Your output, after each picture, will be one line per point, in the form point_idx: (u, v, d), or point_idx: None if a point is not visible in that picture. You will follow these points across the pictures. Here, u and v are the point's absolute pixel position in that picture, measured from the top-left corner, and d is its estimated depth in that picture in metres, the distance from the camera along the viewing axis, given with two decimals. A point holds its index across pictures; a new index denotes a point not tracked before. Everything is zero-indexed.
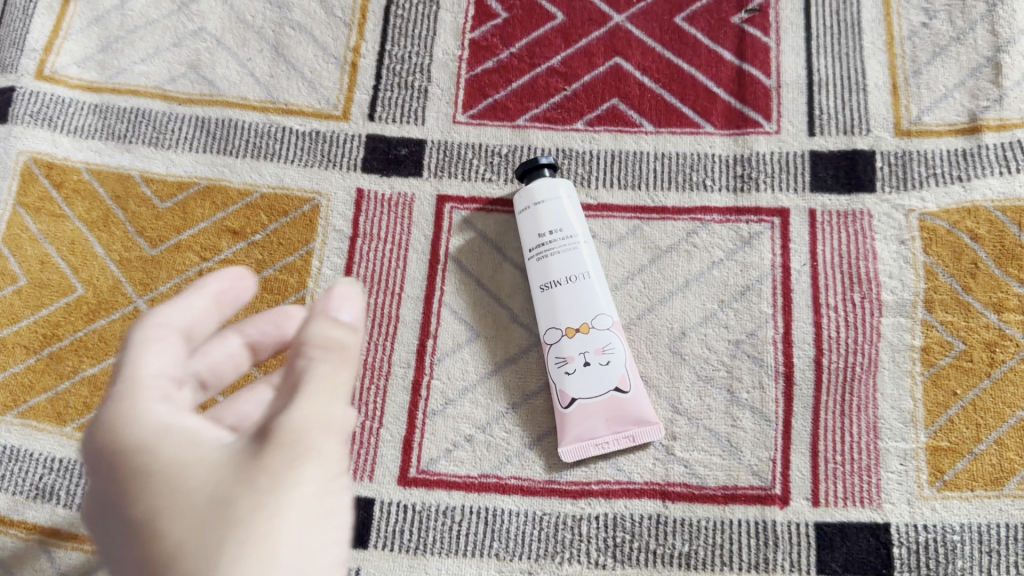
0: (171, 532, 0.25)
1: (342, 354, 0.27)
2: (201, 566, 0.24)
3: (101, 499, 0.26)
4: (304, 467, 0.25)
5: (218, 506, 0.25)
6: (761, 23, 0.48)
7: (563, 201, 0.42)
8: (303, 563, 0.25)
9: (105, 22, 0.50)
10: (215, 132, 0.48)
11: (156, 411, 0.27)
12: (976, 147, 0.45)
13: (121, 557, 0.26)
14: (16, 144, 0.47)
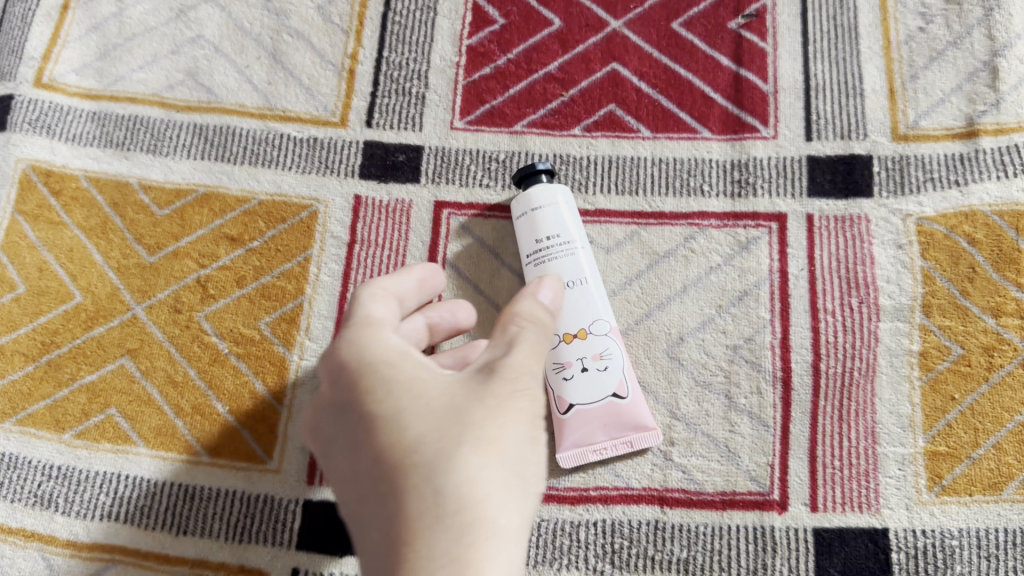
0: (404, 427, 0.29)
1: (544, 326, 0.33)
2: (443, 451, 0.28)
3: (338, 403, 0.31)
4: (524, 395, 0.30)
5: (451, 411, 0.29)
6: (758, 28, 0.48)
7: (562, 207, 0.42)
8: (518, 469, 0.29)
9: (103, 29, 0.51)
10: (213, 139, 0.48)
11: (392, 340, 0.32)
12: (973, 151, 0.45)
13: (351, 450, 0.30)
14: (15, 152, 0.48)
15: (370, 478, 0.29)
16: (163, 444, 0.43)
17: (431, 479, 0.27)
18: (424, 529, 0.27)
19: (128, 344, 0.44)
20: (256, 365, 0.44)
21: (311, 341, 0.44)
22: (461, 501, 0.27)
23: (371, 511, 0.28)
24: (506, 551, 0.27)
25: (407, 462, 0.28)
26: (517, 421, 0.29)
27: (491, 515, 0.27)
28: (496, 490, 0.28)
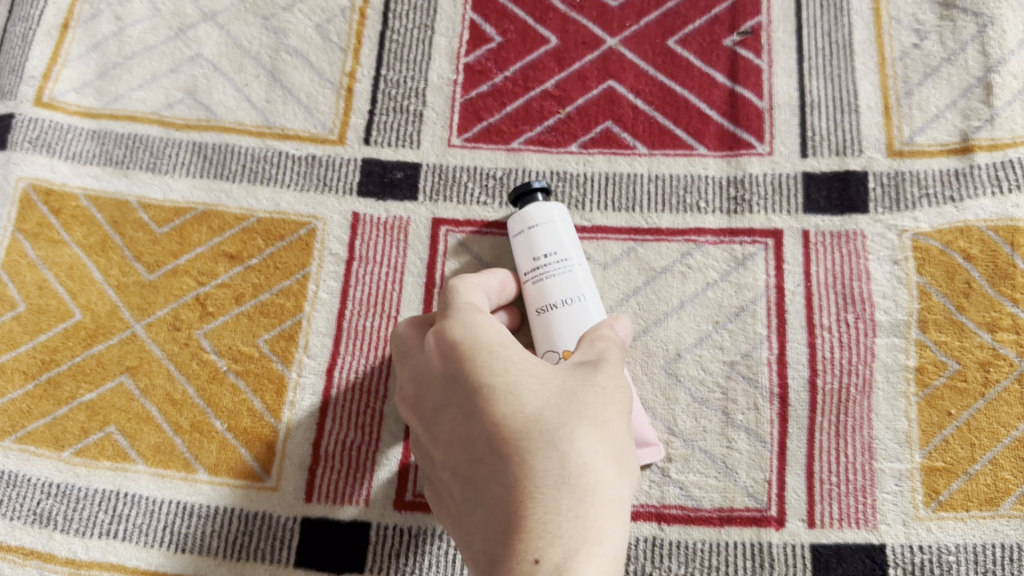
0: (522, 400, 0.31)
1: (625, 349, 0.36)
2: (564, 424, 0.30)
3: (448, 375, 0.32)
4: (624, 388, 0.33)
5: (562, 391, 0.32)
6: (753, 45, 0.49)
7: (558, 226, 0.42)
8: (624, 448, 0.32)
9: (102, 48, 0.51)
10: (212, 157, 0.48)
11: (496, 329, 0.34)
12: (968, 167, 0.45)
13: (465, 418, 0.31)
14: (15, 170, 0.48)
15: (488, 443, 0.30)
16: (162, 461, 0.43)
17: (553, 448, 0.30)
18: (552, 494, 0.29)
19: (128, 362, 0.44)
20: (255, 383, 0.44)
21: (309, 358, 0.44)
22: (581, 470, 0.30)
23: (487, 473, 0.30)
24: (616, 518, 0.30)
25: (531, 431, 0.30)
26: (622, 409, 0.32)
27: (607, 485, 0.30)
28: (609, 464, 0.31)
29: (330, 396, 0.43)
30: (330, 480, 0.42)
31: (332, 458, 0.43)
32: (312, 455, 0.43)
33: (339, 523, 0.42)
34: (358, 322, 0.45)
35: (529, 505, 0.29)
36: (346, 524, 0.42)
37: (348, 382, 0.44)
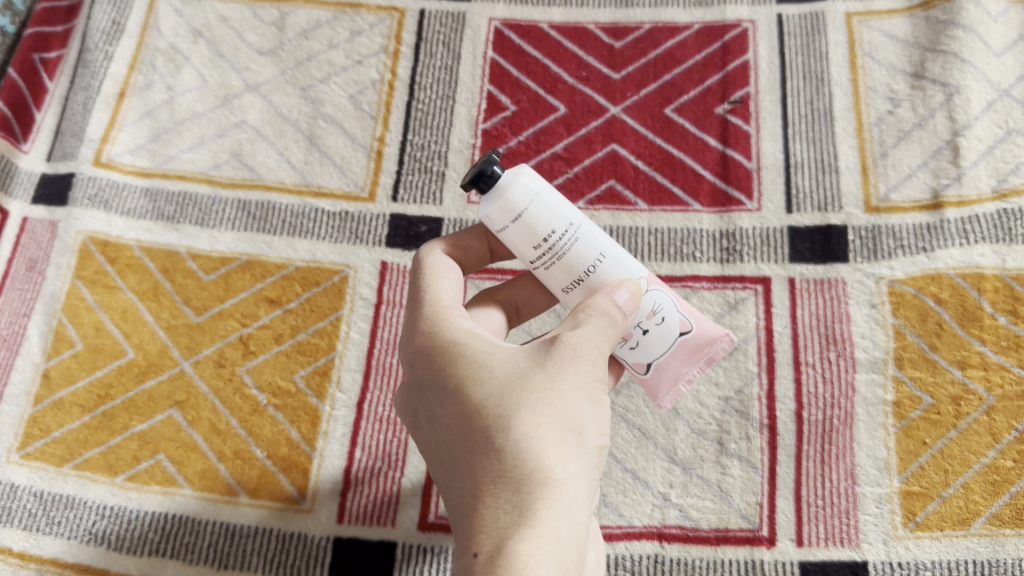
0: (468, 397, 0.32)
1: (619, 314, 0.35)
2: (505, 414, 0.31)
3: (414, 380, 0.34)
4: (583, 361, 0.32)
5: (508, 377, 0.32)
6: (743, 113, 0.54)
7: (536, 202, 0.35)
8: (576, 425, 0.31)
9: (155, 114, 0.57)
10: (255, 213, 0.53)
11: (462, 320, 0.35)
12: (939, 221, 0.50)
13: (429, 421, 0.33)
14: (75, 224, 0.54)
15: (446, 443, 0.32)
16: (207, 486, 0.47)
17: (494, 444, 0.31)
18: (493, 487, 0.30)
19: (176, 397, 0.49)
20: (292, 415, 0.48)
21: (341, 393, 0.49)
22: (520, 461, 0.30)
23: (449, 472, 0.32)
24: (567, 500, 0.30)
25: (475, 426, 0.31)
26: (577, 383, 0.32)
27: (548, 468, 0.30)
28: (557, 446, 0.31)
29: (360, 426, 0.48)
30: (358, 503, 0.46)
31: (360, 483, 0.47)
32: (342, 480, 0.47)
33: (367, 542, 0.46)
34: (385, 359, 0.49)
35: (476, 502, 0.31)
36: (373, 543, 0.46)
37: (375, 414, 0.48)
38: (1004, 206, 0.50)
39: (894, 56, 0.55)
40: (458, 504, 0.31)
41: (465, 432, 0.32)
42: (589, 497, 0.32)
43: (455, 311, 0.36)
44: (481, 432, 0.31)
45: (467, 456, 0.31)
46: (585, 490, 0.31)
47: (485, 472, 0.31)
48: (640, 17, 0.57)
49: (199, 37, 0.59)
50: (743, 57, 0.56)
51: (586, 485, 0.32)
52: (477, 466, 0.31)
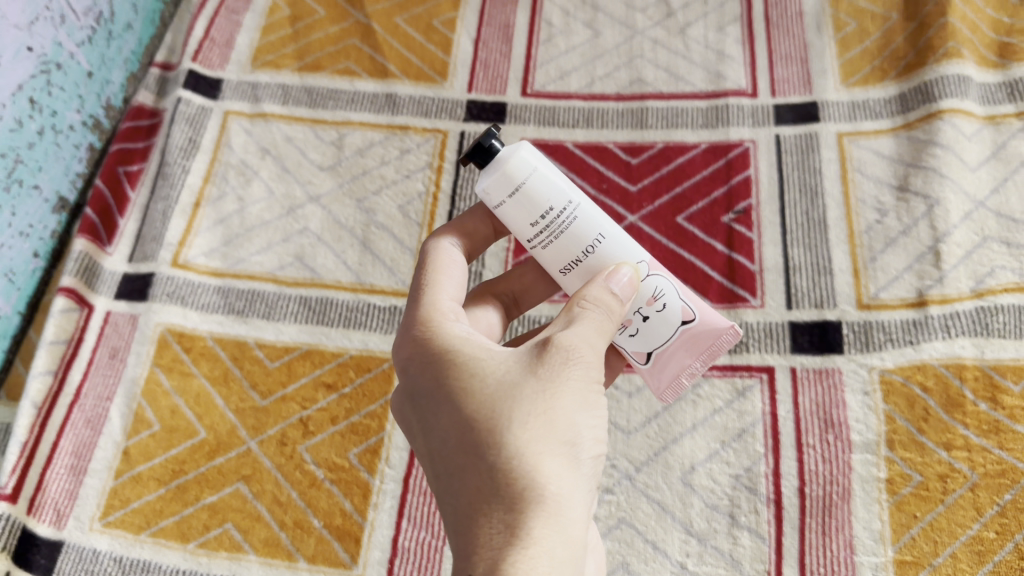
0: (462, 408, 0.35)
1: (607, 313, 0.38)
2: (498, 422, 0.34)
3: (412, 390, 0.37)
4: (574, 368, 0.35)
5: (501, 386, 0.35)
6: (745, 222, 0.62)
7: (533, 176, 0.40)
8: (565, 431, 0.34)
9: (227, 222, 0.65)
10: (315, 307, 0.61)
11: (457, 329, 0.38)
12: (924, 317, 0.56)
13: (427, 430, 0.36)
14: (154, 317, 0.61)
15: (443, 450, 0.35)
16: (270, 552, 0.53)
17: (490, 456, 0.33)
18: (490, 494, 0.33)
19: (243, 471, 0.55)
20: (346, 488, 0.54)
21: (389, 468, 0.55)
22: (516, 473, 0.33)
23: (446, 478, 0.35)
24: (563, 513, 0.33)
25: (470, 434, 0.34)
26: (568, 392, 0.35)
27: (539, 474, 0.33)
28: (551, 457, 0.33)
29: (406, 499, 0.54)
30: (406, 570, 0.52)
31: (407, 551, 0.52)
32: (390, 548, 0.52)
33: None
34: None
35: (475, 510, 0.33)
36: None
37: (421, 487, 0.54)
38: (982, 304, 0.56)
39: (881, 171, 0.63)
40: (457, 516, 0.34)
41: (460, 443, 0.34)
42: (583, 509, 0.34)
43: (451, 321, 0.39)
44: (477, 443, 0.34)
45: (463, 467, 0.34)
46: (579, 501, 0.34)
47: (482, 485, 0.33)
48: (654, 137, 0.66)
49: (267, 154, 0.67)
50: (745, 173, 0.64)
51: (579, 495, 0.34)
52: (474, 478, 0.33)
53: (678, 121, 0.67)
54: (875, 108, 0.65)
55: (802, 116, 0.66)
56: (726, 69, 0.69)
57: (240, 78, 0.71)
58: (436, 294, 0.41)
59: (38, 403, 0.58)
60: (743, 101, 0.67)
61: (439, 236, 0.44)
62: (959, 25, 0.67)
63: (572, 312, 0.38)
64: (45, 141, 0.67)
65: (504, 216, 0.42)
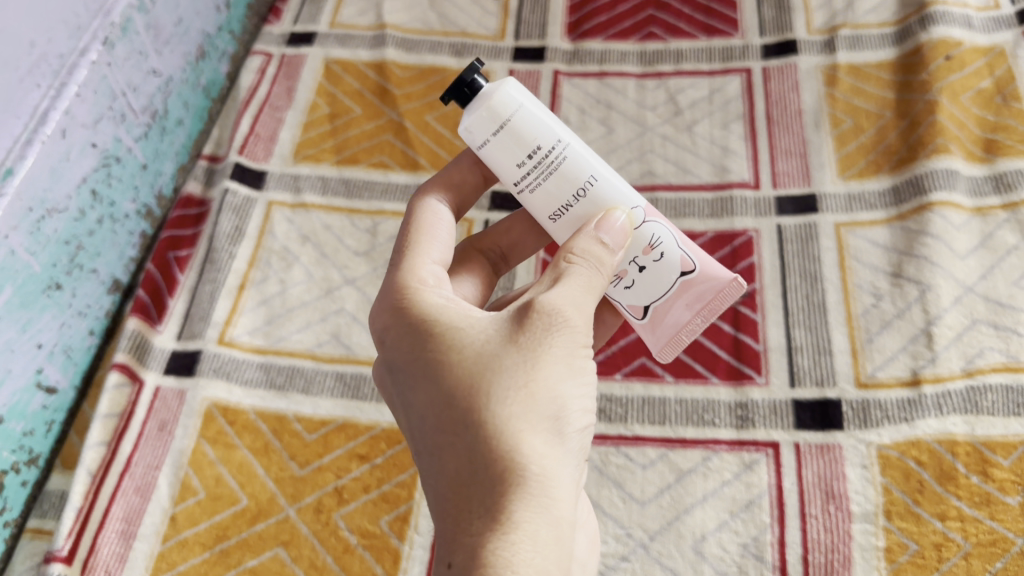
0: (445, 381, 0.39)
1: (588, 269, 0.42)
2: (479, 396, 0.38)
3: (397, 362, 0.41)
4: (554, 335, 0.39)
5: (481, 358, 0.39)
6: (750, 304, 0.67)
7: (519, 113, 0.45)
8: (543, 401, 0.38)
9: (269, 303, 0.70)
10: (350, 383, 0.66)
11: (436, 296, 0.43)
12: (918, 395, 0.60)
13: (413, 400, 0.40)
14: (202, 391, 0.66)
15: (428, 422, 0.39)
16: None
17: (474, 430, 0.37)
18: (474, 465, 0.37)
19: (282, 537, 0.59)
20: (378, 554, 0.58)
21: (418, 535, 0.59)
22: (498, 448, 0.37)
23: (431, 446, 0.39)
24: (545, 484, 0.37)
25: (453, 407, 0.38)
26: (546, 362, 0.39)
27: (520, 445, 0.37)
28: (531, 428, 0.37)
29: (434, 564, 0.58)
30: None
31: None
32: None
33: None
34: None
35: (462, 481, 0.37)
36: None
37: None
38: (973, 383, 0.60)
39: (877, 258, 0.67)
40: (445, 486, 0.38)
41: (444, 414, 0.38)
42: (566, 477, 0.38)
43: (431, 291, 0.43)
44: (461, 416, 0.38)
45: (449, 438, 0.38)
46: (560, 468, 0.38)
47: (469, 457, 0.37)
48: None
49: (307, 241, 0.74)
50: (749, 259, 0.69)
51: (561, 463, 0.38)
52: (460, 449, 0.38)
53: (686, 211, 0.73)
54: (871, 200, 0.70)
55: (802, 206, 0.71)
56: (730, 163, 0.75)
57: (283, 170, 0.78)
58: (417, 264, 0.45)
59: (93, 471, 0.63)
60: (747, 192, 0.73)
61: (426, 192, 0.50)
62: (947, 122, 0.72)
63: (555, 278, 0.42)
64: (103, 229, 0.73)
65: (493, 156, 0.46)
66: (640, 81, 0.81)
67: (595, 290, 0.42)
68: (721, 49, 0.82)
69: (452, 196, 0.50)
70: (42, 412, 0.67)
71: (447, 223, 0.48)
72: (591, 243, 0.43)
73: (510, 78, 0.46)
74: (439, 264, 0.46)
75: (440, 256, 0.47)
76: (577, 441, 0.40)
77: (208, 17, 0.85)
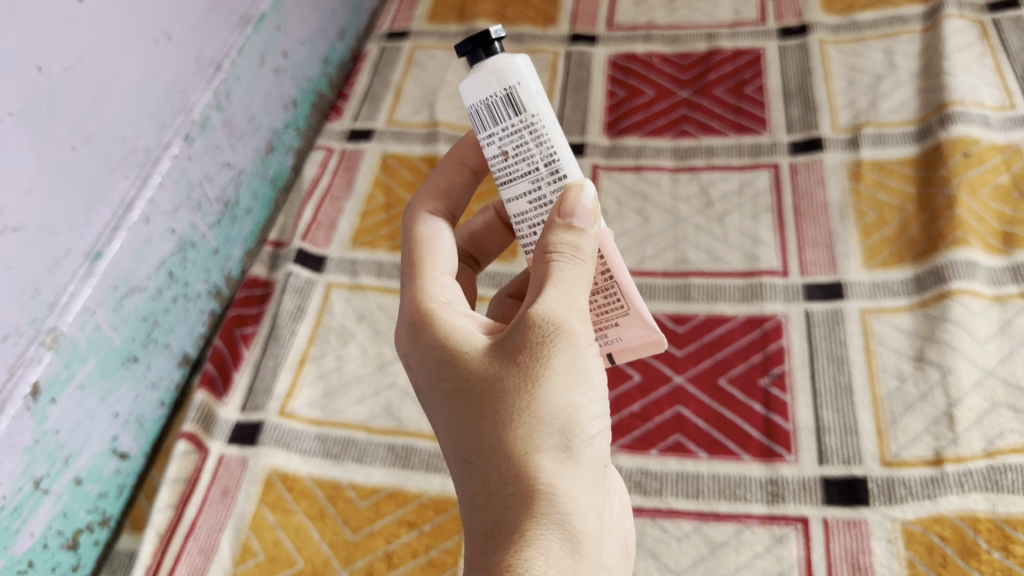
0: (459, 410, 0.43)
1: (579, 271, 0.45)
2: (489, 423, 0.42)
3: (422, 392, 0.45)
4: (556, 354, 0.42)
5: (487, 383, 0.42)
6: (781, 384, 0.71)
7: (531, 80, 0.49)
8: (548, 418, 0.41)
9: (327, 376, 0.76)
10: (401, 453, 0.70)
11: (452, 321, 0.46)
12: (941, 474, 0.63)
13: (438, 424, 0.44)
14: (263, 459, 0.71)
15: (450, 444, 0.43)
16: None
17: (488, 453, 0.41)
18: (490, 486, 0.41)
19: None
20: None
21: None
22: (511, 472, 0.41)
23: (456, 468, 0.43)
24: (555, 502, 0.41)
25: (468, 433, 0.42)
26: (548, 378, 0.42)
27: (530, 467, 0.41)
28: (540, 445, 0.41)
29: None
30: None
31: None
32: None
33: None
34: None
35: (481, 501, 0.42)
36: None
37: None
38: (993, 463, 0.63)
39: (900, 343, 0.71)
40: (469, 509, 0.42)
41: (461, 442, 0.43)
42: (579, 485, 0.42)
43: (440, 305, 0.47)
44: (476, 441, 0.42)
45: (468, 462, 0.42)
46: (571, 480, 0.42)
47: (486, 482, 0.42)
48: (697, 309, 0.77)
49: (363, 320, 0.80)
50: (779, 342, 0.73)
51: (574, 473, 0.42)
52: (479, 473, 0.42)
53: (718, 296, 0.77)
54: (894, 288, 0.75)
55: (829, 293, 0.75)
56: (760, 252, 0.79)
57: (342, 255, 0.85)
58: (430, 283, 0.48)
59: (161, 532, 0.67)
60: (776, 279, 0.77)
61: (421, 203, 0.54)
62: (966, 216, 0.76)
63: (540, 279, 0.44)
64: (177, 307, 0.79)
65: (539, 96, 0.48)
66: (674, 174, 0.87)
67: (581, 283, 0.45)
68: (751, 146, 0.88)
69: (442, 202, 0.54)
70: (115, 476, 0.73)
71: (445, 232, 0.52)
72: (569, 232, 0.45)
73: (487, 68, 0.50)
74: (449, 273, 0.50)
75: (448, 267, 0.51)
76: (589, 445, 0.43)
77: (276, 115, 0.93)
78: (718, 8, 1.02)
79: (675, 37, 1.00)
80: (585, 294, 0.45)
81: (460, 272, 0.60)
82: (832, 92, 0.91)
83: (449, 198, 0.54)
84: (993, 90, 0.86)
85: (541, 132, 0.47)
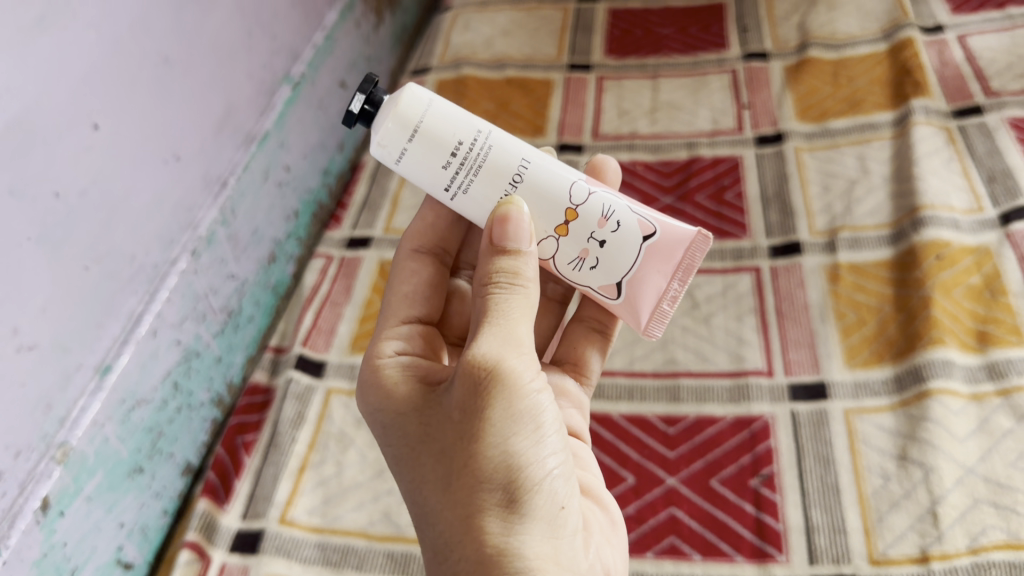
0: (421, 474, 0.51)
1: (521, 302, 0.53)
2: (444, 487, 0.49)
3: (391, 456, 0.53)
4: (495, 410, 0.49)
5: (434, 445, 0.50)
6: (771, 485, 0.73)
7: (425, 118, 0.58)
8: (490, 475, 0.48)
9: (326, 483, 0.78)
10: (400, 560, 0.72)
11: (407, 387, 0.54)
12: (928, 572, 0.65)
13: (406, 485, 0.52)
14: (264, 568, 0.72)
15: (416, 506, 0.51)
16: None
17: (440, 512, 0.49)
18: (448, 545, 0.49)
19: None
20: None
21: None
22: (463, 531, 0.48)
23: (423, 527, 0.51)
24: (506, 553, 0.47)
25: (427, 495, 0.50)
26: (489, 430, 0.48)
27: (478, 525, 0.48)
28: (485, 503, 0.48)
29: None
30: None
31: None
32: None
33: None
34: None
35: (444, 558, 0.49)
36: None
37: None
38: (978, 559, 0.65)
39: (884, 442, 0.73)
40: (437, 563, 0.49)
41: (424, 503, 0.50)
42: (534, 532, 0.48)
43: (398, 371, 0.56)
44: (435, 501, 0.49)
45: (433, 522, 0.49)
46: (522, 528, 0.48)
47: (446, 539, 0.49)
48: (686, 410, 0.79)
49: (362, 424, 0.82)
50: (767, 442, 0.76)
51: (525, 520, 0.48)
52: (439, 529, 0.49)
53: (707, 396, 0.80)
54: (875, 387, 0.77)
55: (813, 393, 0.78)
56: (745, 352, 0.82)
57: (341, 360, 0.88)
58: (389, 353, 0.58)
59: None
60: (762, 380, 0.80)
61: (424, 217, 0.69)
62: (941, 316, 0.79)
63: (485, 318, 0.52)
64: (181, 416, 0.81)
65: (421, 157, 0.59)
66: None
67: (521, 316, 0.53)
68: (732, 250, 0.92)
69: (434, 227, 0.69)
70: None
71: (400, 300, 0.65)
72: (508, 257, 0.54)
73: (411, 88, 0.60)
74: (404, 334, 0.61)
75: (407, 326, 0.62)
76: (540, 492, 0.49)
77: (279, 225, 0.97)
78: (697, 118, 1.08)
79: (657, 146, 1.05)
80: (523, 326, 0.52)
81: (432, 271, 0.67)
82: (808, 197, 0.95)
83: (435, 230, 0.69)
84: (962, 194, 0.91)
85: (432, 191, 0.61)
